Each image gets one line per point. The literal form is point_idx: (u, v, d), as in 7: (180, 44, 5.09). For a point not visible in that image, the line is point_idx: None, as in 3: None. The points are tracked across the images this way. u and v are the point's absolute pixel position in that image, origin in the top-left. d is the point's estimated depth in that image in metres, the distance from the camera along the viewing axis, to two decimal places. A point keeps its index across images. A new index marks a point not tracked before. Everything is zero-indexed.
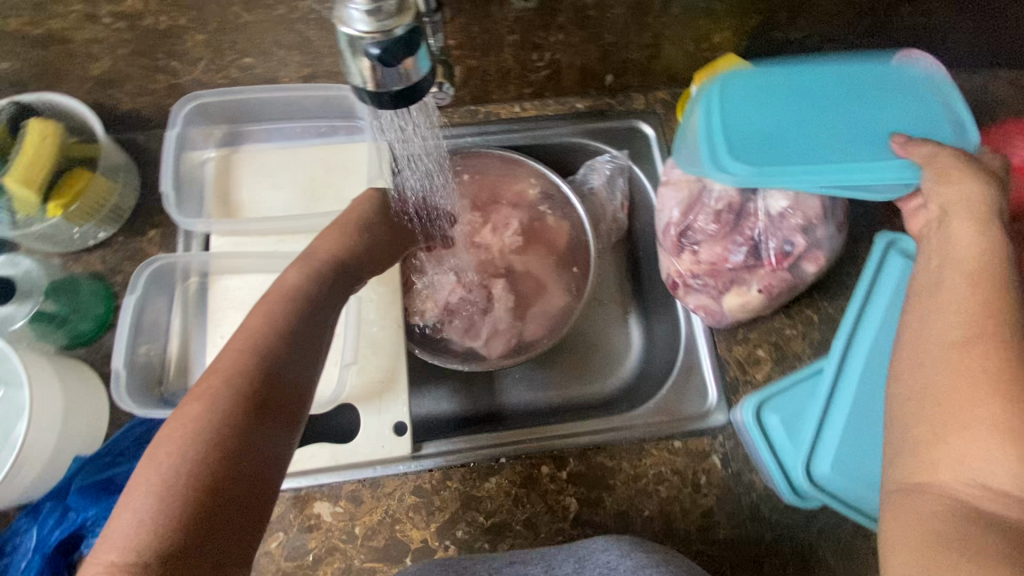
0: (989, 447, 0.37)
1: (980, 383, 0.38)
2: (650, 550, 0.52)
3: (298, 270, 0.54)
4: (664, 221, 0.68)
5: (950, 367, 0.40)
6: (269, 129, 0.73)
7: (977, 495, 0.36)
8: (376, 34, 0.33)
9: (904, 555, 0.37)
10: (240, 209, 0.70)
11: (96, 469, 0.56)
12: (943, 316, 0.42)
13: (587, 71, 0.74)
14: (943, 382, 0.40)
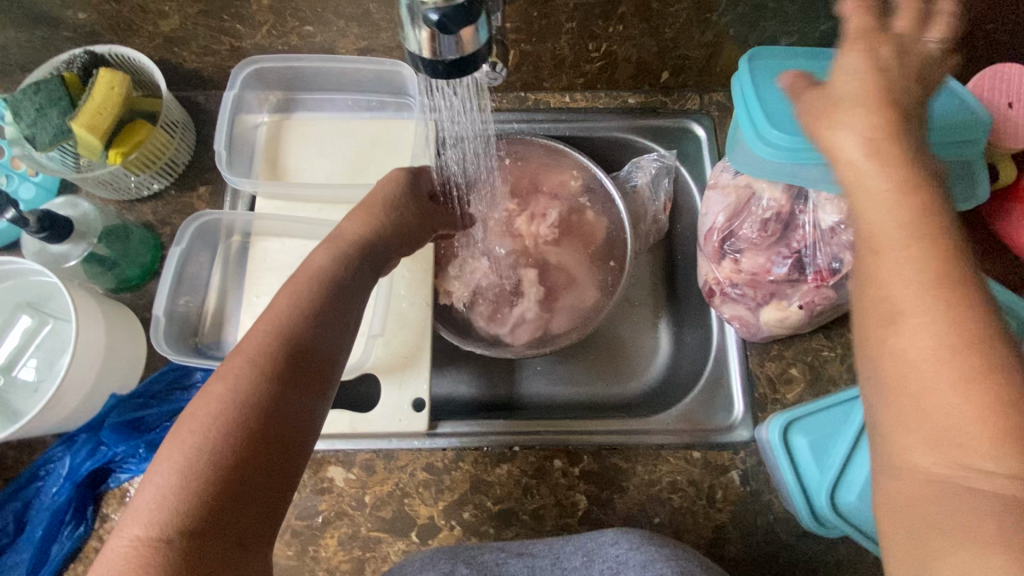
0: (970, 416, 0.30)
1: (948, 363, 0.31)
2: (659, 544, 0.51)
3: (327, 252, 0.53)
4: (707, 226, 0.65)
5: (912, 329, 0.32)
6: (321, 100, 0.75)
7: (969, 477, 0.31)
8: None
9: (904, 546, 0.33)
10: (288, 175, 0.73)
11: (130, 408, 0.62)
12: (900, 257, 0.33)
13: (642, 65, 0.72)
14: (913, 347, 0.32)
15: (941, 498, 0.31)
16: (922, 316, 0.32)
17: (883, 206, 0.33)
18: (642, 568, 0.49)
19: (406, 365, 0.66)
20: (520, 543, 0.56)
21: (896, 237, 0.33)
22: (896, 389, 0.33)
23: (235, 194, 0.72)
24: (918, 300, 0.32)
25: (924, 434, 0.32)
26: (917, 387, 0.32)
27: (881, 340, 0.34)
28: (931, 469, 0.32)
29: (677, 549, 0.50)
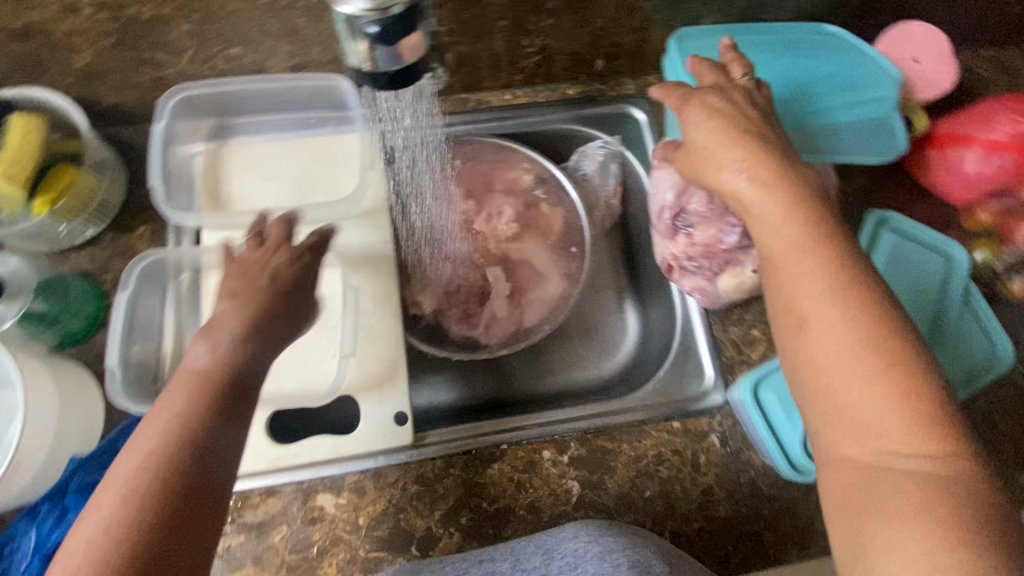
0: (875, 406, 0.40)
1: (853, 359, 0.41)
2: (619, 533, 0.54)
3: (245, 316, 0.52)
4: (658, 204, 0.68)
5: (828, 336, 0.43)
6: (258, 122, 0.73)
7: (884, 459, 0.40)
8: (374, 10, 0.29)
9: (842, 524, 0.41)
10: (234, 203, 0.71)
11: (95, 467, 0.57)
12: (806, 280, 0.45)
13: (577, 56, 0.73)
14: (826, 350, 0.43)
15: (866, 478, 0.40)
16: (825, 326, 0.43)
17: (781, 244, 0.46)
18: (599, 559, 0.52)
19: (383, 379, 0.65)
20: (519, 543, 0.56)
21: (803, 265, 0.45)
22: (817, 386, 0.43)
23: (178, 229, 0.69)
24: (821, 313, 0.43)
25: (851, 427, 0.41)
26: (834, 386, 0.42)
27: (804, 350, 0.44)
28: (859, 458, 0.41)
29: (635, 538, 0.54)
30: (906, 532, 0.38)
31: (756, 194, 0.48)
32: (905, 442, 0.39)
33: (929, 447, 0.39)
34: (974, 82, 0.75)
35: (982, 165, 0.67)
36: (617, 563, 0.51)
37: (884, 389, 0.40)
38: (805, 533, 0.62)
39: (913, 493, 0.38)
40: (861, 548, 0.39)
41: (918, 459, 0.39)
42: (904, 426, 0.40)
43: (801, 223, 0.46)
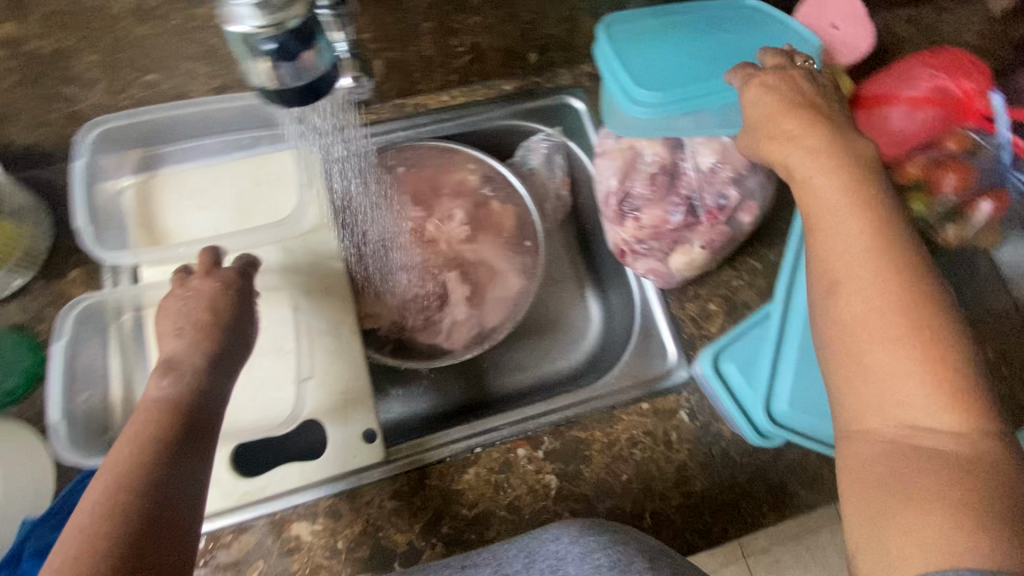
0: (911, 376, 0.38)
1: (891, 322, 0.39)
2: (601, 528, 0.55)
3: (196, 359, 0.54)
4: (603, 191, 0.68)
5: (867, 296, 0.40)
6: (187, 149, 0.70)
7: (912, 435, 0.38)
8: (269, 28, 0.28)
9: (861, 500, 0.39)
10: (170, 236, 0.68)
11: (49, 529, 0.54)
12: (847, 238, 0.42)
13: (509, 51, 0.73)
14: (860, 313, 0.40)
15: (891, 453, 0.38)
16: (863, 288, 0.40)
17: (820, 197, 0.44)
18: (582, 559, 0.52)
19: (348, 398, 0.64)
20: (501, 544, 0.56)
21: (843, 224, 0.42)
22: (845, 350, 0.41)
23: (114, 269, 0.66)
24: (859, 274, 0.41)
25: (875, 399, 0.39)
26: (864, 353, 0.40)
27: (832, 313, 0.42)
28: (883, 431, 0.39)
29: (614, 535, 0.54)
30: (931, 513, 0.35)
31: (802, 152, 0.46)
32: (934, 417, 0.37)
33: (955, 424, 0.37)
34: (892, 43, 0.78)
35: (906, 120, 0.70)
36: (598, 564, 0.52)
37: (915, 358, 0.38)
38: (779, 494, 0.64)
39: (942, 473, 0.36)
40: (880, 527, 0.37)
41: (949, 438, 0.37)
42: (934, 400, 0.37)
43: (847, 182, 0.43)
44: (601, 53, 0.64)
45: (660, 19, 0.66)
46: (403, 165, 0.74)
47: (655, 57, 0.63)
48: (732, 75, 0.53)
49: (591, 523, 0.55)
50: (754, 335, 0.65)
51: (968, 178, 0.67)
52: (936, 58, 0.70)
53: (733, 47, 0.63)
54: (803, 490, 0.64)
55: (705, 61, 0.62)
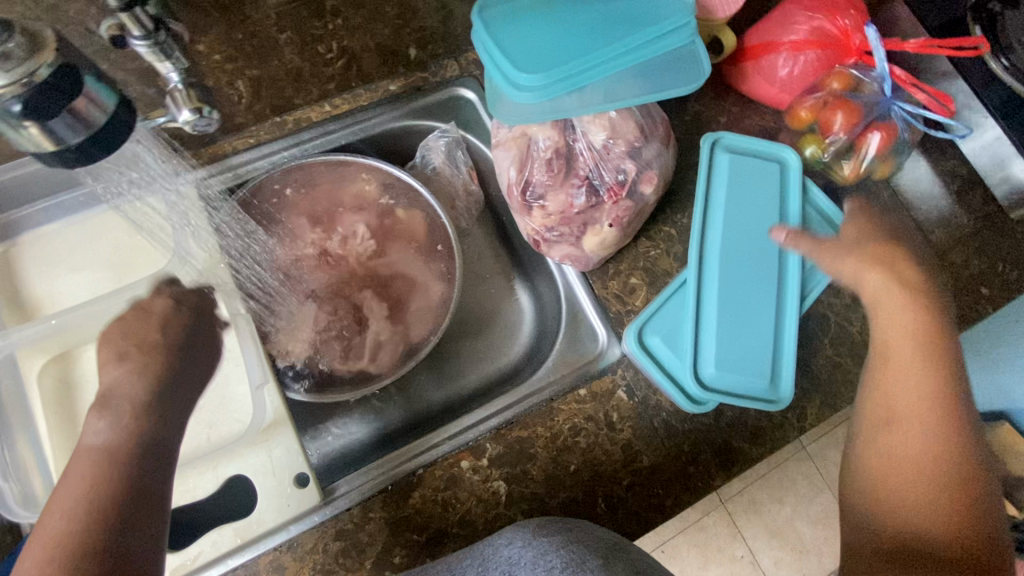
0: (930, 507, 0.46)
1: (925, 458, 0.47)
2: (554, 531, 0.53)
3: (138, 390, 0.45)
4: (505, 184, 0.65)
5: (910, 432, 0.49)
6: (44, 208, 0.63)
7: (916, 547, 0.45)
8: (14, 86, 0.29)
9: None
10: (42, 306, 0.62)
11: None
12: (910, 378, 0.51)
13: (384, 49, 0.70)
14: (901, 442, 0.49)
15: (894, 557, 0.45)
16: (911, 429, 0.49)
17: (897, 332, 0.53)
18: (532, 564, 0.50)
19: (275, 440, 0.62)
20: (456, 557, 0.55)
21: (909, 366, 0.51)
22: (881, 466, 0.49)
23: None
24: (913, 415, 0.49)
25: (894, 513, 0.47)
26: (897, 480, 0.48)
27: (878, 432, 0.51)
28: (890, 543, 0.46)
29: (569, 535, 0.52)
30: None
31: (881, 297, 0.55)
32: (938, 541, 0.44)
33: (955, 553, 0.44)
34: None
35: (791, 66, 0.70)
36: (549, 567, 0.49)
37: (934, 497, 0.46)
38: (726, 454, 0.64)
39: None
40: None
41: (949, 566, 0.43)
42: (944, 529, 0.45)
43: (925, 333, 0.52)
44: (479, 39, 0.61)
45: None
46: (294, 187, 0.70)
47: (530, 36, 0.60)
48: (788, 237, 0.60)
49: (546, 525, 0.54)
50: (672, 305, 0.65)
51: (854, 115, 0.67)
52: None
53: (607, 14, 0.61)
54: (748, 445, 0.64)
55: (582, 33, 0.60)
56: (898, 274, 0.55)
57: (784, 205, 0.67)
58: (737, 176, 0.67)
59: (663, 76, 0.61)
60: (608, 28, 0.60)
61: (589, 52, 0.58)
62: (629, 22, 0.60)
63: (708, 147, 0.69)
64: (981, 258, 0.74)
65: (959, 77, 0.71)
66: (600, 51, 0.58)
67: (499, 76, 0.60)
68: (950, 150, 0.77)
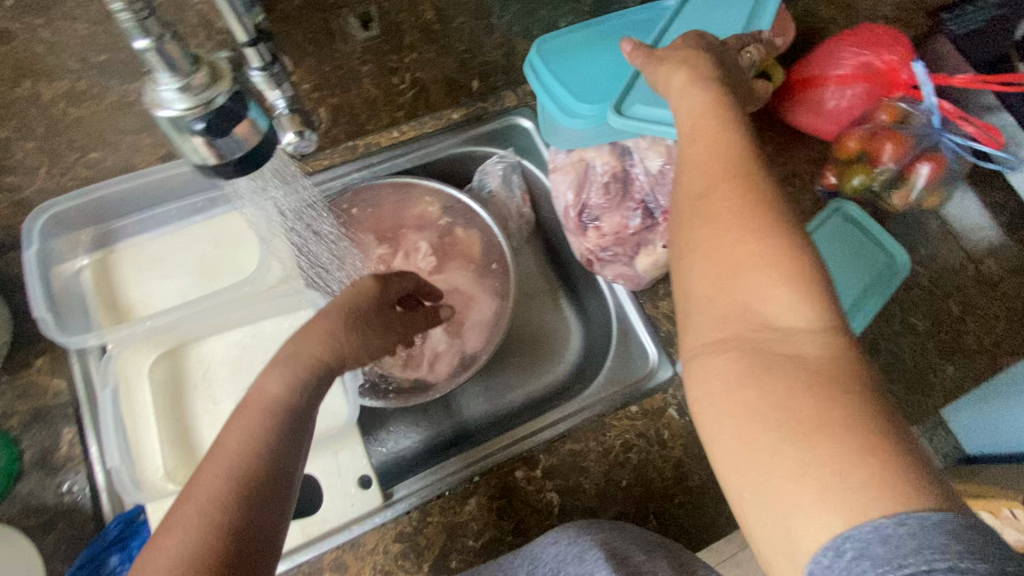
0: (771, 279, 0.37)
1: (744, 229, 0.38)
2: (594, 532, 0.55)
3: (281, 374, 0.47)
4: (562, 206, 0.69)
5: (725, 203, 0.39)
6: (141, 220, 0.69)
7: (766, 340, 0.37)
8: (197, 108, 0.30)
9: (721, 410, 0.37)
10: (135, 311, 0.67)
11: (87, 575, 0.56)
12: (690, 103, 0.45)
13: (451, 81, 0.73)
14: (719, 208, 0.39)
15: (759, 364, 0.36)
16: (706, 162, 0.41)
17: (682, 77, 0.46)
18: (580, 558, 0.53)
19: (341, 443, 0.65)
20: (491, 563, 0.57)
21: (689, 103, 0.45)
22: (705, 257, 0.39)
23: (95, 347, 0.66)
24: (725, 183, 0.40)
25: (758, 399, 0.35)
26: (725, 258, 0.39)
27: (716, 291, 0.39)
28: (739, 340, 0.37)
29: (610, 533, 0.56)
30: (800, 491, 0.32)
31: (687, 95, 0.45)
32: (792, 321, 0.36)
33: (810, 325, 0.36)
34: (815, 26, 0.81)
35: (840, 99, 0.73)
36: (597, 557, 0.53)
37: (820, 430, 0.33)
38: None
39: (805, 390, 0.34)
40: (760, 477, 0.34)
41: (804, 339, 0.36)
42: (800, 309, 0.36)
43: (724, 126, 0.42)
44: (537, 73, 0.66)
45: (586, 34, 0.68)
46: (361, 207, 0.75)
47: (587, 71, 0.65)
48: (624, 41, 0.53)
49: (589, 525, 0.56)
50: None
51: (903, 145, 0.69)
52: (858, 36, 0.72)
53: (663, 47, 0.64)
54: None
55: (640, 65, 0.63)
56: (701, 70, 0.46)
57: (757, 9, 0.66)
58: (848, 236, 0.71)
59: None
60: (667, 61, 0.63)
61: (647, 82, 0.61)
62: None
63: (827, 212, 0.72)
64: None
65: (1004, 110, 0.71)
66: None
67: (559, 108, 0.64)
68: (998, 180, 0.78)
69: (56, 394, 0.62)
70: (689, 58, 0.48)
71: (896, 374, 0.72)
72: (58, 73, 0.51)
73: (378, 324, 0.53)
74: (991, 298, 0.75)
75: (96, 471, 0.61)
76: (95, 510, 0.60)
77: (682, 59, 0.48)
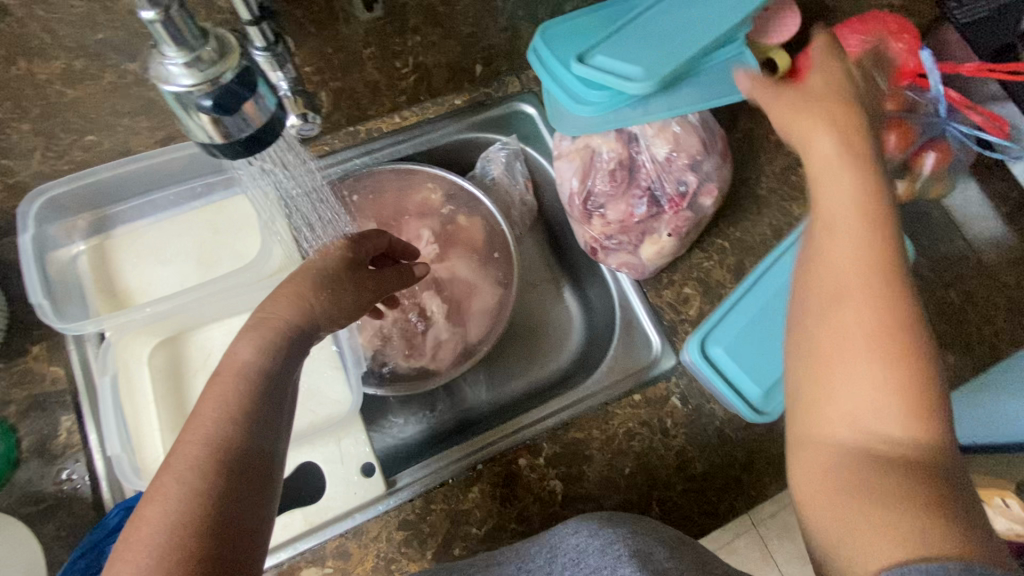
0: (883, 379, 0.37)
1: (871, 337, 0.38)
2: (617, 526, 0.52)
3: (253, 339, 0.45)
4: (566, 193, 0.68)
5: (854, 299, 0.39)
6: (139, 206, 0.68)
7: (874, 441, 0.37)
8: (204, 84, 0.29)
9: (819, 494, 0.38)
10: (133, 297, 0.66)
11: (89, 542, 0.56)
12: (839, 182, 0.41)
13: (454, 66, 0.72)
14: (847, 304, 0.39)
15: (865, 459, 0.37)
16: (834, 238, 0.40)
17: (831, 145, 0.43)
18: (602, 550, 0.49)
19: (343, 430, 0.65)
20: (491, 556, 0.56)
21: (837, 182, 0.41)
22: (822, 351, 0.40)
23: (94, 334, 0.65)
24: (856, 285, 0.39)
25: (840, 485, 0.37)
26: (838, 353, 0.39)
27: (823, 377, 0.40)
28: (846, 436, 0.38)
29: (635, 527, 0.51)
30: (870, 556, 0.34)
31: (828, 164, 0.42)
32: (899, 422, 0.36)
33: (919, 431, 0.36)
34: (821, 14, 0.80)
35: None
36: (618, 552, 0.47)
37: (906, 511, 0.34)
38: (780, 464, 0.64)
39: (898, 480, 0.35)
40: (840, 545, 0.35)
41: (913, 446, 0.36)
42: (908, 411, 0.36)
43: (863, 214, 0.40)
44: (536, 56, 0.66)
45: (590, 16, 0.68)
46: (362, 193, 0.74)
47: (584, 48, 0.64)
48: (743, 74, 0.50)
49: (610, 519, 0.53)
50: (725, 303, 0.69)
51: (908, 135, 0.68)
52: (865, 20, 0.71)
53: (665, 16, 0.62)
54: None
55: (640, 39, 0.62)
56: (855, 143, 0.43)
57: None
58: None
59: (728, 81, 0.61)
60: (667, 34, 0.61)
61: (647, 58, 0.60)
62: (687, 25, 0.61)
63: None
64: None
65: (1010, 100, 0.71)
66: (658, 56, 0.60)
67: (560, 92, 0.64)
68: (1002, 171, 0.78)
69: (55, 382, 0.62)
70: (828, 110, 0.45)
71: None
72: (53, 52, 0.50)
73: (350, 281, 0.51)
74: (993, 289, 0.75)
75: (96, 459, 0.61)
76: (95, 498, 0.59)
77: (828, 114, 0.44)
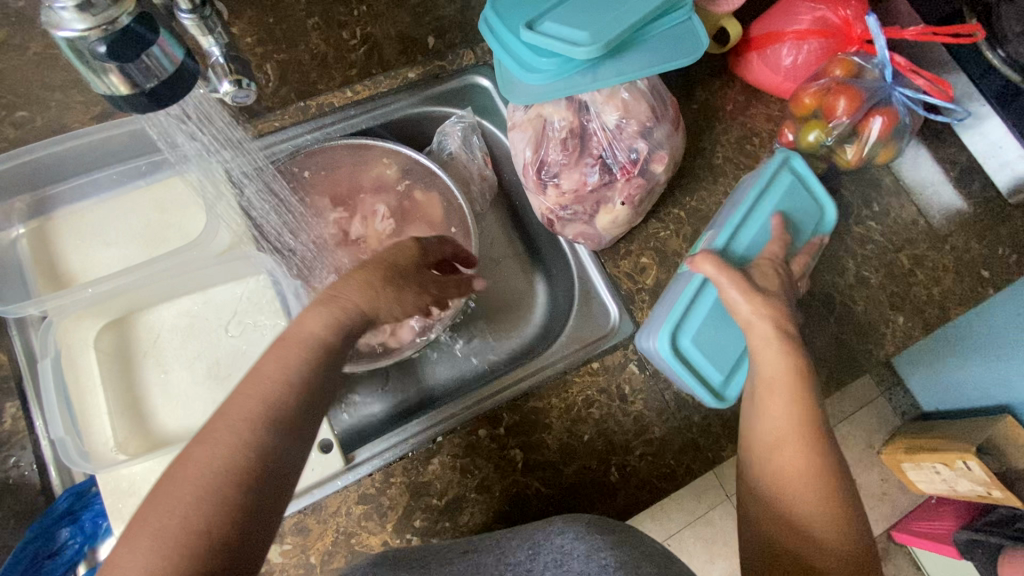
0: (810, 494, 0.50)
1: (803, 472, 0.51)
2: (605, 533, 0.52)
3: (320, 315, 0.46)
4: (520, 164, 0.68)
5: (784, 423, 0.53)
6: (81, 185, 0.66)
7: (813, 537, 0.49)
8: (98, 29, 0.30)
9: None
10: (77, 279, 0.64)
11: (48, 521, 0.55)
12: (767, 342, 0.56)
13: (405, 38, 0.71)
14: (779, 422, 0.53)
15: (806, 550, 0.49)
16: (785, 440, 0.52)
17: (773, 351, 0.55)
18: (586, 557, 0.49)
19: None
20: (450, 552, 0.54)
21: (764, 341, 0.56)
22: (773, 475, 0.52)
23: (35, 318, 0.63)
24: (794, 446, 0.52)
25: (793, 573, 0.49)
26: (785, 483, 0.52)
27: (773, 496, 0.52)
28: (788, 535, 0.50)
29: (616, 537, 0.51)
30: None
31: (766, 326, 0.56)
32: (824, 526, 0.49)
33: (837, 530, 0.49)
34: None
35: (796, 54, 0.73)
36: (604, 563, 0.48)
37: None
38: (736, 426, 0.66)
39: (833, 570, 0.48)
40: None
41: (835, 538, 0.49)
42: (831, 519, 0.49)
43: (790, 375, 0.54)
44: (486, 24, 0.65)
45: None
46: (315, 170, 0.73)
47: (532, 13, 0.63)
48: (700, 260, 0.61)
49: (598, 525, 0.53)
50: (677, 288, 0.65)
51: (856, 99, 0.68)
52: None
53: None
54: None
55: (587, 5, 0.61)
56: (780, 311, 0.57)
57: None
58: (768, 195, 0.67)
59: (676, 49, 0.62)
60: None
61: (593, 23, 0.60)
62: None
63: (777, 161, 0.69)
64: (981, 241, 0.77)
65: (956, 67, 0.71)
66: (605, 22, 0.60)
67: (510, 60, 0.63)
68: (950, 138, 0.80)
69: None
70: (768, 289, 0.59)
71: (848, 325, 0.74)
72: None
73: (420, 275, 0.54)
74: (941, 252, 0.77)
75: (43, 444, 0.60)
76: (43, 484, 0.59)
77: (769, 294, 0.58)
